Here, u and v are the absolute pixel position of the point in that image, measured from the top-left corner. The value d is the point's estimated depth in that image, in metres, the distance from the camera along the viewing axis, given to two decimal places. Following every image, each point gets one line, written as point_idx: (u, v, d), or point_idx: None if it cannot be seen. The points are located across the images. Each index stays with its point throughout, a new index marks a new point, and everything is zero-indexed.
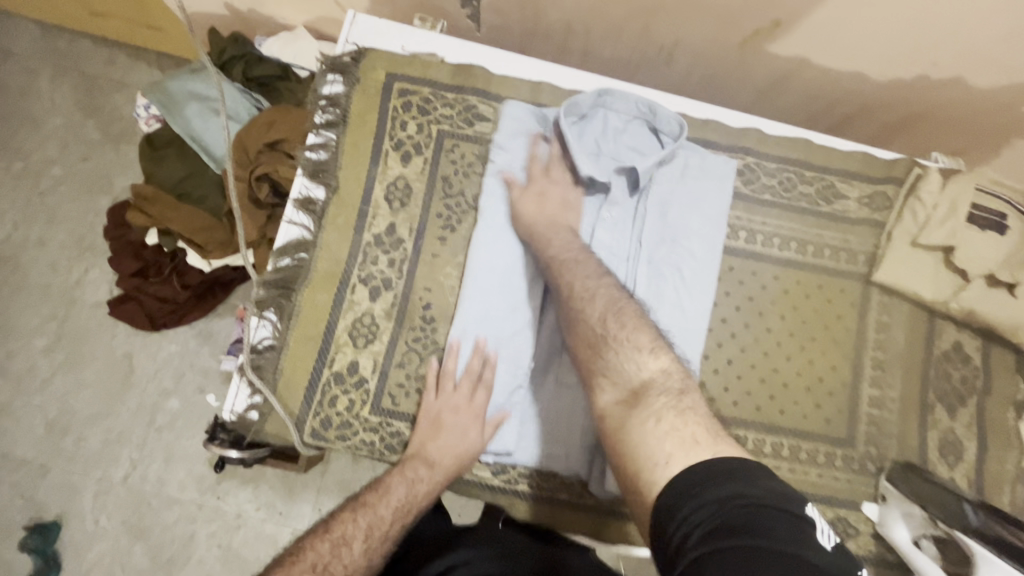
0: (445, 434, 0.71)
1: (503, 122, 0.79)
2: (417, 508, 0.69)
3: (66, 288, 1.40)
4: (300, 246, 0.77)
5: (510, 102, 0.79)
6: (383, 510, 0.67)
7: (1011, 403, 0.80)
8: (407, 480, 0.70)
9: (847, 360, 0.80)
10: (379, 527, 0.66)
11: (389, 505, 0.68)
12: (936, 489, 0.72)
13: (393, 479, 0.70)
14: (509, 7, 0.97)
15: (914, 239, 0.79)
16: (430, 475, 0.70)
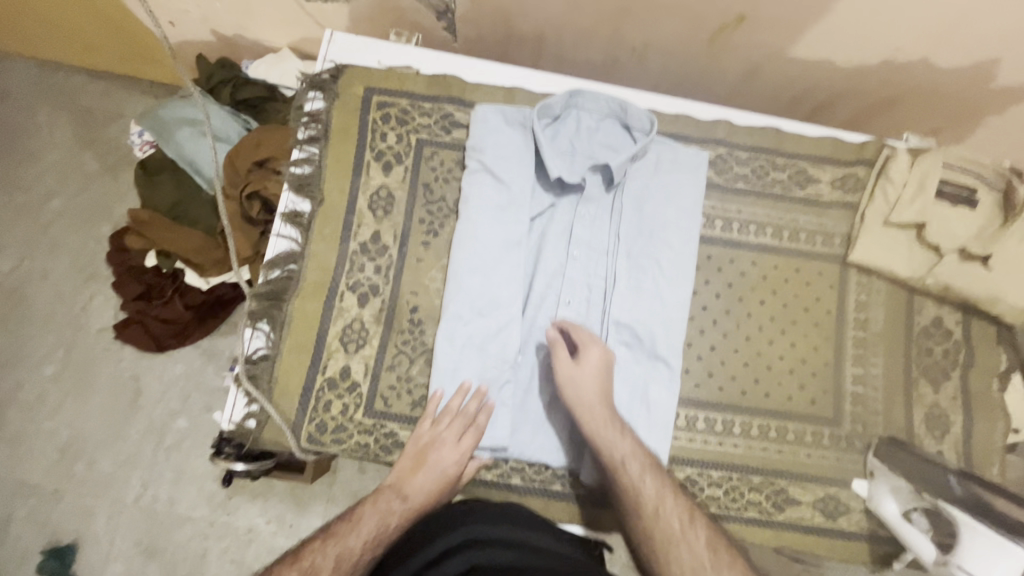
0: (422, 471, 0.72)
1: (475, 125, 0.81)
2: (384, 543, 0.70)
3: (72, 316, 1.44)
4: (289, 257, 0.80)
5: (480, 106, 0.81)
6: (355, 545, 0.68)
7: (994, 374, 0.81)
8: (383, 513, 0.71)
9: (829, 341, 0.82)
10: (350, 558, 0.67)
11: (359, 537, 0.69)
12: (920, 462, 0.74)
13: (367, 511, 0.71)
14: (482, 17, 1.00)
15: (886, 218, 0.81)
16: (406, 509, 0.72)
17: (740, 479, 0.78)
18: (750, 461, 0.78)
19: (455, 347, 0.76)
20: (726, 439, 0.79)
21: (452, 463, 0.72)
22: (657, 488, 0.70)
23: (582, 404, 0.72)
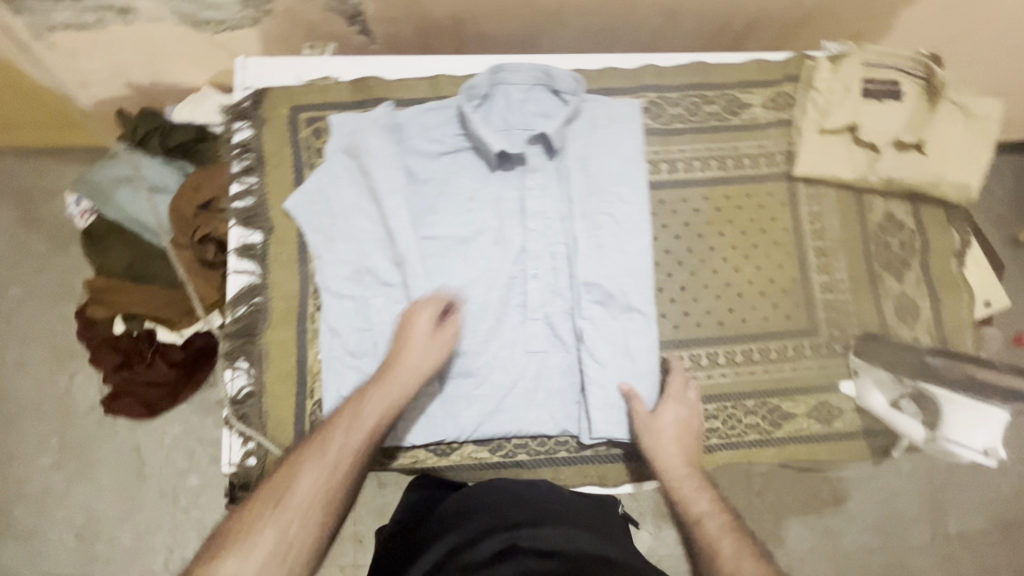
0: (432, 353, 0.71)
1: (372, 127, 0.81)
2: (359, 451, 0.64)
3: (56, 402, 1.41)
4: (252, 291, 0.79)
5: (376, 107, 0.82)
6: (324, 451, 0.63)
7: (951, 254, 0.84)
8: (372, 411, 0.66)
9: (791, 257, 0.84)
10: (333, 469, 0.62)
11: (328, 466, 0.62)
12: (892, 348, 0.80)
13: (338, 419, 0.66)
14: (394, 15, 1.00)
15: (821, 127, 0.83)
16: (386, 399, 0.67)
17: (735, 405, 0.81)
18: (740, 388, 0.81)
19: None
20: (713, 372, 0.81)
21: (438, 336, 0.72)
22: (705, 499, 0.70)
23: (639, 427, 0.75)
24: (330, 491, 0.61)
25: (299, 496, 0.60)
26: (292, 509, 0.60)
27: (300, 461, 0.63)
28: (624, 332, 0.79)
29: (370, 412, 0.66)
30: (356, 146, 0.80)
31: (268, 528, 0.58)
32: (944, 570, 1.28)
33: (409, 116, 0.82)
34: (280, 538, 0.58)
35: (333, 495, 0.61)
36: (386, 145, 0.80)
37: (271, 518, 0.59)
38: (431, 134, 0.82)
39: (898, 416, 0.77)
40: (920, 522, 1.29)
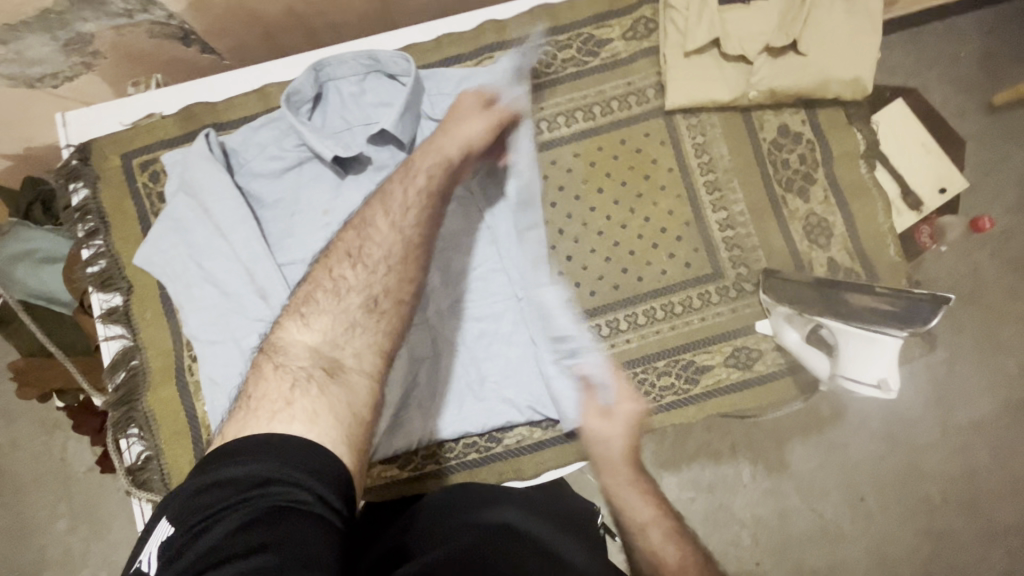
0: (470, 121, 0.68)
1: (199, 157, 0.75)
2: (393, 242, 0.61)
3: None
4: (126, 355, 0.77)
5: (200, 134, 0.76)
6: (353, 244, 0.60)
7: (858, 157, 0.76)
8: (376, 206, 0.63)
9: (682, 199, 0.77)
10: (377, 265, 0.59)
11: (376, 247, 0.60)
12: (791, 282, 0.73)
13: (372, 206, 0.63)
14: (228, 26, 0.92)
15: (684, 49, 0.74)
16: (412, 174, 0.64)
17: (645, 369, 0.76)
18: (648, 349, 0.76)
19: None
20: (615, 339, 0.76)
21: (477, 132, 0.68)
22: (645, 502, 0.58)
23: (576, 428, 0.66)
24: (377, 278, 0.59)
25: (349, 284, 0.58)
26: (342, 300, 0.57)
27: (338, 248, 0.60)
28: (510, 318, 0.75)
29: (406, 195, 0.63)
30: (191, 184, 0.75)
31: (325, 310, 0.56)
32: (958, 465, 1.11)
33: (242, 138, 0.77)
34: (331, 325, 0.56)
35: (372, 285, 0.59)
36: (218, 173, 0.74)
37: (316, 309, 0.56)
38: (268, 152, 0.76)
39: (804, 351, 0.71)
40: (925, 418, 1.13)
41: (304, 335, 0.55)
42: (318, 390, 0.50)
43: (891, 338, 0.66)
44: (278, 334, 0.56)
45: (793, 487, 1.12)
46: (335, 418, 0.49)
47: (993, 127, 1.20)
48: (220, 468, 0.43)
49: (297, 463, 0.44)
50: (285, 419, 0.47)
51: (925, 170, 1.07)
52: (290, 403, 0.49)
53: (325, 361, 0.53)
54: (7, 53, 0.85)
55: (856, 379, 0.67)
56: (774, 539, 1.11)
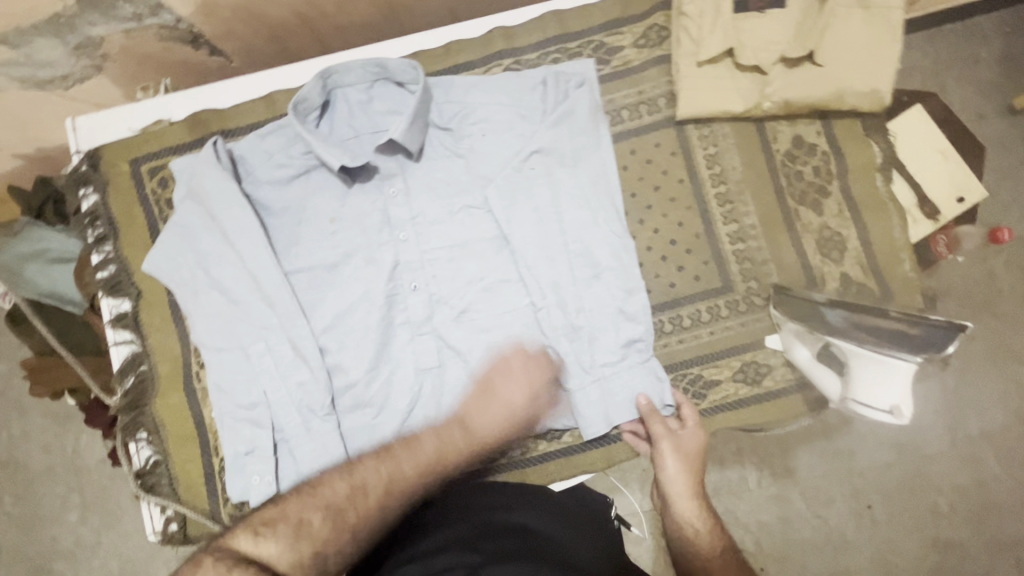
0: (506, 385, 0.67)
1: (207, 164, 0.74)
2: (376, 496, 0.58)
3: (10, 473, 1.36)
4: (135, 360, 0.77)
5: (208, 140, 0.76)
6: (345, 481, 0.59)
7: (874, 169, 0.74)
8: (374, 462, 0.60)
9: (693, 211, 0.76)
10: (349, 518, 0.57)
11: (364, 486, 0.58)
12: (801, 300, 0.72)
13: (372, 454, 0.62)
14: (236, 28, 0.92)
15: (697, 58, 0.72)
16: (447, 445, 0.63)
17: None
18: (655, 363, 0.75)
19: (278, 382, 0.74)
20: None
21: (523, 403, 0.66)
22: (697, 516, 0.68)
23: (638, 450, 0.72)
24: (336, 529, 0.56)
25: (316, 529, 0.55)
26: (305, 523, 0.55)
27: (323, 491, 0.58)
28: (516, 332, 0.74)
29: (408, 463, 0.60)
30: (199, 191, 0.75)
31: (285, 536, 0.54)
32: (969, 477, 1.10)
33: (249, 144, 0.76)
34: (282, 539, 0.54)
35: (338, 528, 0.56)
36: (226, 180, 0.74)
37: (275, 530, 0.54)
38: (276, 158, 0.76)
39: (813, 370, 0.71)
40: (936, 427, 1.11)
41: (263, 547, 0.53)
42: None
43: (905, 363, 0.65)
44: (235, 536, 0.54)
45: (800, 496, 1.11)
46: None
47: (1014, 132, 1.17)
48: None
49: None
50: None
51: (941, 177, 1.05)
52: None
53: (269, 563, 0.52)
54: (18, 56, 0.85)
55: (868, 404, 0.67)
56: (778, 546, 1.10)
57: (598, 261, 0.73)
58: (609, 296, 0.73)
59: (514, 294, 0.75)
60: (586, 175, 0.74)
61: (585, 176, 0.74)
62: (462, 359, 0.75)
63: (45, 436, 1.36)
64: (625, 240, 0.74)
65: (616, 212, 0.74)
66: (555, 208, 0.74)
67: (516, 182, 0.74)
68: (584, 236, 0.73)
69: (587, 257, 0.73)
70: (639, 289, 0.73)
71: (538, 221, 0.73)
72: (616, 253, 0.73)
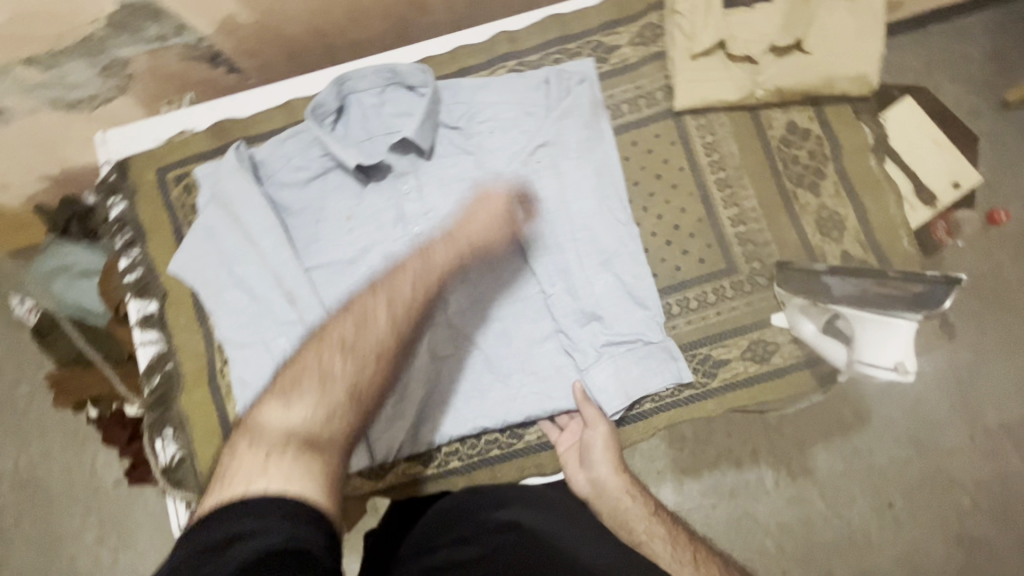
0: (486, 211, 0.68)
1: (229, 167, 0.79)
2: (398, 325, 0.57)
3: (26, 494, 1.36)
4: (162, 359, 0.80)
5: (232, 146, 0.80)
6: (342, 319, 0.57)
7: (867, 151, 0.77)
8: (371, 296, 0.59)
9: (694, 196, 0.79)
10: (369, 356, 0.55)
11: (376, 321, 0.56)
12: (802, 273, 0.74)
13: (376, 296, 0.59)
14: (254, 46, 0.97)
15: (691, 51, 0.76)
16: (437, 262, 0.63)
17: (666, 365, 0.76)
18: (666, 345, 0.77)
19: None
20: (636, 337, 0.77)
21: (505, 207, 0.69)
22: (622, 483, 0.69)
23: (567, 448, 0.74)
24: (360, 365, 0.54)
25: (339, 372, 0.53)
26: (327, 391, 0.52)
27: (330, 335, 0.55)
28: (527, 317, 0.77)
29: (405, 280, 0.60)
30: (223, 196, 0.79)
31: (309, 398, 0.52)
32: (990, 470, 1.09)
33: (270, 149, 0.81)
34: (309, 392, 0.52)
35: (361, 373, 0.54)
36: (249, 181, 0.78)
37: (300, 397, 0.52)
38: (295, 160, 0.80)
39: (822, 339, 0.74)
40: (951, 418, 1.11)
41: (286, 419, 0.50)
42: (292, 456, 0.47)
43: (906, 322, 0.69)
44: (259, 416, 0.51)
45: (818, 492, 1.10)
46: (320, 469, 0.47)
47: (1005, 123, 1.20)
48: (225, 524, 0.43)
49: (272, 510, 0.43)
50: (266, 474, 0.46)
51: (937, 166, 1.08)
52: (274, 460, 0.47)
53: (309, 418, 0.51)
54: (50, 77, 0.91)
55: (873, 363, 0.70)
56: (800, 542, 1.09)
57: (604, 247, 0.76)
58: (616, 280, 0.76)
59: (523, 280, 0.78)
60: (589, 164, 0.77)
61: (588, 166, 0.77)
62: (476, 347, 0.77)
63: (64, 457, 1.37)
64: (629, 227, 0.77)
65: (618, 200, 0.77)
66: (561, 198, 0.76)
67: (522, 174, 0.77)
68: (590, 223, 0.77)
69: (593, 243, 0.76)
70: (643, 272, 0.76)
71: (545, 211, 0.77)
72: (621, 240, 0.76)
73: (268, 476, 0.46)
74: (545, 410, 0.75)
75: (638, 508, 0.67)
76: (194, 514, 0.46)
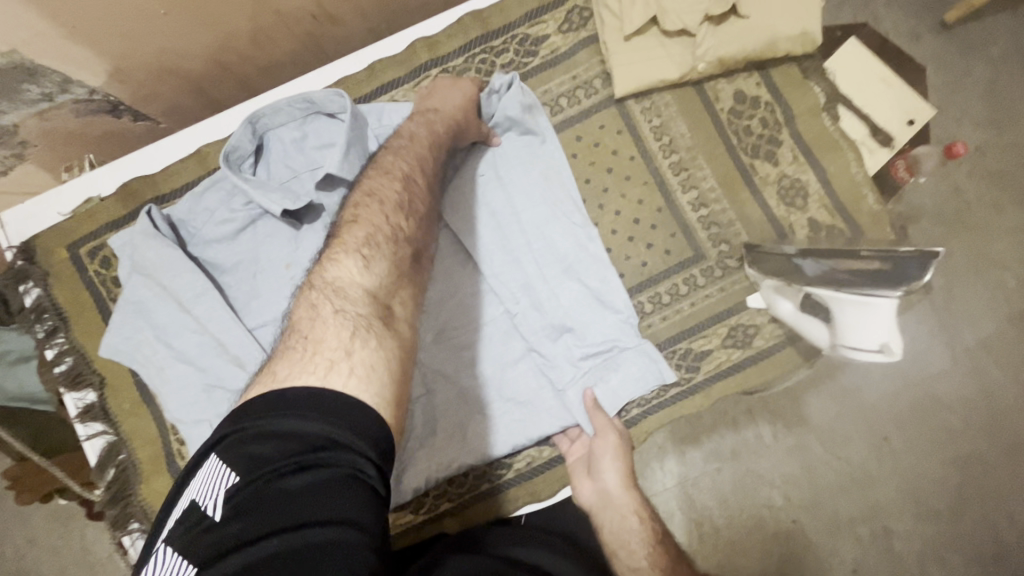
0: (452, 90, 0.70)
1: (143, 234, 0.71)
2: (425, 188, 0.62)
3: None
4: (112, 451, 0.74)
5: (143, 209, 0.73)
6: (395, 224, 0.56)
7: (820, 110, 0.74)
8: (399, 155, 0.62)
9: (649, 185, 0.74)
10: (421, 221, 0.60)
11: (408, 175, 0.60)
12: (776, 254, 0.70)
13: (394, 152, 0.62)
14: (154, 88, 0.89)
15: (624, 34, 0.71)
16: (435, 126, 0.66)
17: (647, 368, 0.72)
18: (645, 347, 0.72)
19: None
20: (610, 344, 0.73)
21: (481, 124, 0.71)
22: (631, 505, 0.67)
23: (575, 466, 0.70)
24: (417, 227, 0.59)
25: (405, 228, 0.57)
26: (396, 248, 0.55)
27: (379, 192, 0.57)
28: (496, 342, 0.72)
29: (420, 143, 0.63)
30: (145, 266, 0.72)
31: (382, 258, 0.53)
32: (975, 387, 1.09)
33: (190, 206, 0.74)
34: (367, 299, 0.49)
35: (417, 238, 0.58)
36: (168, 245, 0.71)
37: (374, 254, 0.52)
38: (217, 215, 0.73)
39: (803, 321, 0.69)
40: (932, 345, 1.10)
41: (361, 278, 0.50)
42: (376, 341, 0.46)
43: (882, 300, 0.61)
44: (328, 280, 0.50)
45: (814, 438, 1.07)
46: (391, 379, 0.44)
47: (948, 45, 1.18)
48: (315, 422, 0.37)
49: (348, 422, 0.38)
50: (341, 371, 0.42)
51: (889, 103, 1.05)
52: (352, 360, 0.43)
53: (372, 325, 0.47)
54: None
55: (854, 347, 0.63)
56: (806, 493, 1.06)
57: (564, 255, 0.72)
58: (582, 287, 0.72)
59: (486, 303, 0.73)
60: (534, 171, 0.73)
61: (533, 173, 0.73)
62: (448, 382, 0.72)
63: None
64: (587, 229, 0.72)
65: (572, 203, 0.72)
66: (511, 210, 0.73)
67: (465, 192, 0.73)
68: (546, 231, 0.72)
69: (552, 251, 0.72)
70: (610, 275, 0.72)
71: (496, 227, 0.72)
72: (580, 244, 0.72)
73: (358, 377, 0.42)
74: (532, 438, 0.71)
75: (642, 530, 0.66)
76: (279, 385, 0.40)
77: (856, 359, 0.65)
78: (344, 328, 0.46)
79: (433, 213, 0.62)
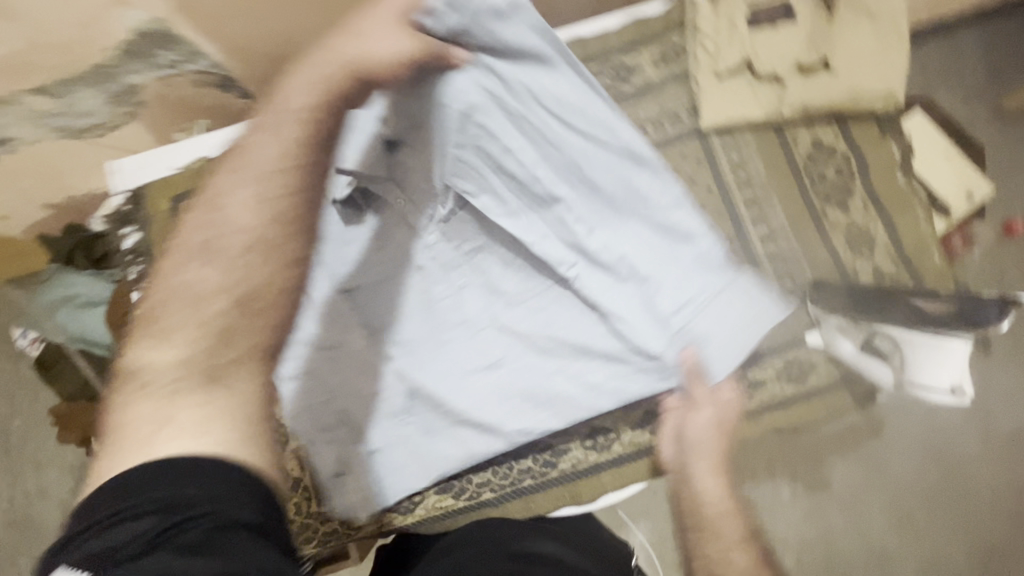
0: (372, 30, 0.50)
1: None
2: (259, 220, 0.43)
3: None
4: None
5: None
6: (201, 283, 0.42)
7: (894, 167, 0.77)
8: (223, 170, 0.45)
9: (722, 215, 0.78)
10: (234, 261, 0.42)
11: (235, 196, 0.43)
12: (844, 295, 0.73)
13: (223, 167, 0.45)
14: None
15: (716, 71, 0.76)
16: (281, 112, 0.45)
17: None
18: None
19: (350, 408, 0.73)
20: None
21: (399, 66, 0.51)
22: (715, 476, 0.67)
23: (676, 433, 0.71)
24: (232, 270, 0.42)
25: (210, 281, 0.42)
26: (198, 307, 0.42)
27: (187, 238, 0.43)
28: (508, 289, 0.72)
29: (278, 123, 0.45)
30: None
31: (184, 335, 0.42)
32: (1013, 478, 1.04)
33: None
34: (212, 284, 0.43)
35: (238, 284, 0.43)
36: None
37: (173, 326, 0.42)
38: None
39: (858, 355, 0.70)
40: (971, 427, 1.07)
41: (160, 358, 0.41)
42: (201, 400, 0.40)
43: (958, 340, 0.63)
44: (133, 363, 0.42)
45: (838, 507, 1.03)
46: (252, 418, 0.41)
47: (1007, 134, 1.21)
48: (164, 488, 0.35)
49: (227, 477, 0.37)
50: (179, 428, 0.39)
51: (948, 176, 1.08)
52: (173, 411, 0.40)
53: (220, 328, 0.42)
54: None
55: (927, 385, 0.66)
56: (821, 558, 1.02)
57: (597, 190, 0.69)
58: (645, 224, 0.70)
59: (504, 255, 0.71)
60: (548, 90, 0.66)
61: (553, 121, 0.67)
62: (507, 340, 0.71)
63: None
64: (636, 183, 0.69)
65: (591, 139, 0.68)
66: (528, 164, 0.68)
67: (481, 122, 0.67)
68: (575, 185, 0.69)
69: (603, 200, 0.70)
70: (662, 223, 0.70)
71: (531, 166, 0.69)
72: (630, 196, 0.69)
73: (183, 416, 0.39)
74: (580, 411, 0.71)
75: (727, 500, 0.65)
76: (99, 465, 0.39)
77: (928, 398, 0.68)
78: (140, 382, 0.41)
79: (273, 240, 0.43)
